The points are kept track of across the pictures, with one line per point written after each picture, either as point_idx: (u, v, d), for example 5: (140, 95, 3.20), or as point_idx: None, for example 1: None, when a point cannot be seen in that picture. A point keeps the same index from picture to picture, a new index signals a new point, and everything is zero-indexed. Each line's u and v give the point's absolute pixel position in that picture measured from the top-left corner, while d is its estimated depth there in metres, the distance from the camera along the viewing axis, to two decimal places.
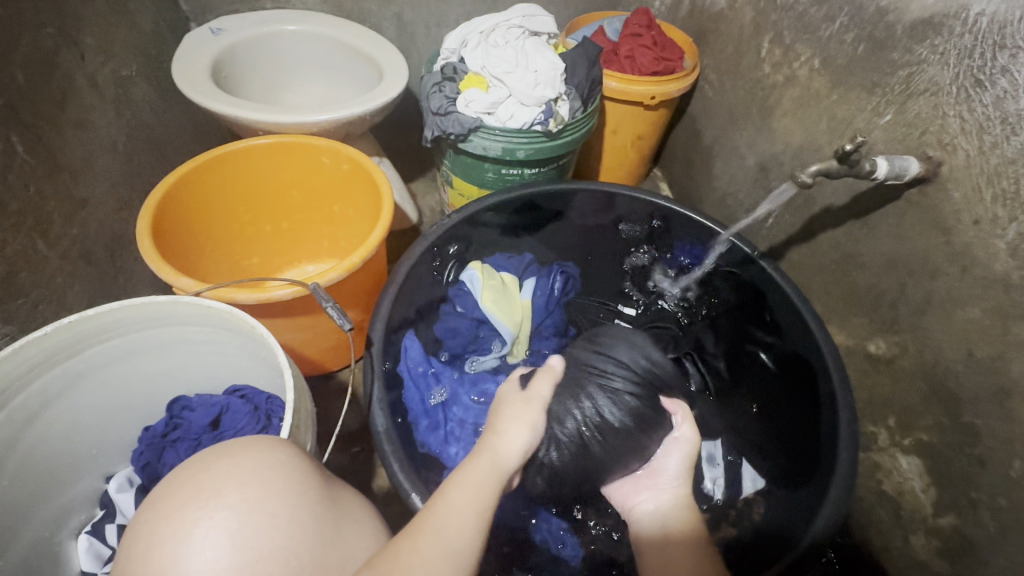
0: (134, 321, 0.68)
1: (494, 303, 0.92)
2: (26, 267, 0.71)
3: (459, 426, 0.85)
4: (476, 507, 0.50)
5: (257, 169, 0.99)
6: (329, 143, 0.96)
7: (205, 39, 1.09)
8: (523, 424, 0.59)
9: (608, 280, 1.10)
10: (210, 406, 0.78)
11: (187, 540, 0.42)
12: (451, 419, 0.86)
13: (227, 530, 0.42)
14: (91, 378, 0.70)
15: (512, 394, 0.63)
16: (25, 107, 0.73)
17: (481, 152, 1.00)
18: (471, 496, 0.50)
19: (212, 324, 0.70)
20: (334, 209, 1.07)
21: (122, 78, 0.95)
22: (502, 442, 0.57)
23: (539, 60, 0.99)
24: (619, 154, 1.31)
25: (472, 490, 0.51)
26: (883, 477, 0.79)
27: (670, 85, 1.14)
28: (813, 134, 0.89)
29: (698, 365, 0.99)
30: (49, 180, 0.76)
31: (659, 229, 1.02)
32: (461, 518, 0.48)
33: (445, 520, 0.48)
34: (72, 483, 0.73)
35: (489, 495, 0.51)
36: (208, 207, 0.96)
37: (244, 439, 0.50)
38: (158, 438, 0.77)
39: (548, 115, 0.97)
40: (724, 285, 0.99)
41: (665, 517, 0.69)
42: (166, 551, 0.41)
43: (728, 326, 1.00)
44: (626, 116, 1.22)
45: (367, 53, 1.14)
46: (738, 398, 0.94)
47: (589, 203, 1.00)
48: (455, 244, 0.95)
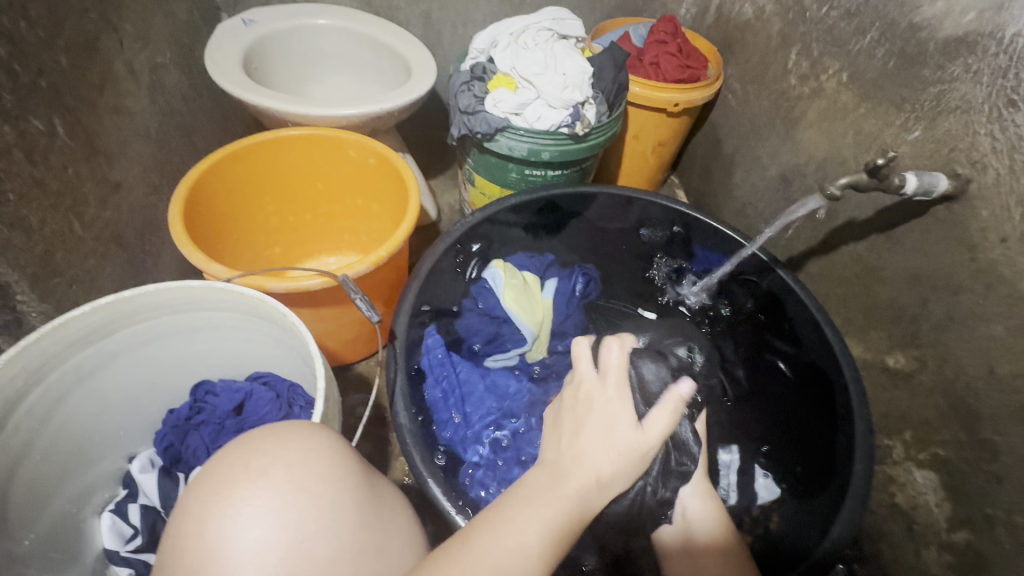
0: (168, 304, 0.69)
1: (515, 302, 0.93)
2: (62, 247, 0.72)
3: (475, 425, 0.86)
4: (544, 534, 0.47)
5: (286, 160, 1.00)
6: (357, 137, 0.97)
7: (238, 29, 1.11)
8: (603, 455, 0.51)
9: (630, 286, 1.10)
10: (234, 392, 0.79)
11: (236, 519, 0.43)
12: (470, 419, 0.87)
13: (274, 510, 0.43)
14: (122, 359, 0.71)
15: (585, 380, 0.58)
16: (67, 90, 0.75)
17: (506, 152, 1.01)
18: (540, 524, 0.47)
19: (243, 311, 0.71)
20: (357, 203, 1.09)
21: (157, 65, 0.96)
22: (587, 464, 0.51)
23: (567, 64, 1.00)
24: (639, 159, 1.32)
25: (538, 515, 0.48)
26: (896, 490, 0.79)
27: (694, 93, 1.15)
28: (838, 146, 0.90)
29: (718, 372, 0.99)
30: (86, 162, 0.77)
31: (680, 235, 1.02)
32: (524, 536, 0.47)
33: (500, 547, 0.46)
34: (97, 461, 0.74)
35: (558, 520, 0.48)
36: (236, 196, 0.97)
37: (286, 421, 0.51)
38: (183, 421, 0.79)
39: (575, 118, 0.98)
40: (743, 293, 0.99)
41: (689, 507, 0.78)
42: (216, 528, 0.43)
43: (747, 333, 1.00)
44: (649, 122, 1.22)
45: (396, 50, 1.16)
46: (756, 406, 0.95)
47: (608, 206, 1.01)
48: (477, 242, 0.96)
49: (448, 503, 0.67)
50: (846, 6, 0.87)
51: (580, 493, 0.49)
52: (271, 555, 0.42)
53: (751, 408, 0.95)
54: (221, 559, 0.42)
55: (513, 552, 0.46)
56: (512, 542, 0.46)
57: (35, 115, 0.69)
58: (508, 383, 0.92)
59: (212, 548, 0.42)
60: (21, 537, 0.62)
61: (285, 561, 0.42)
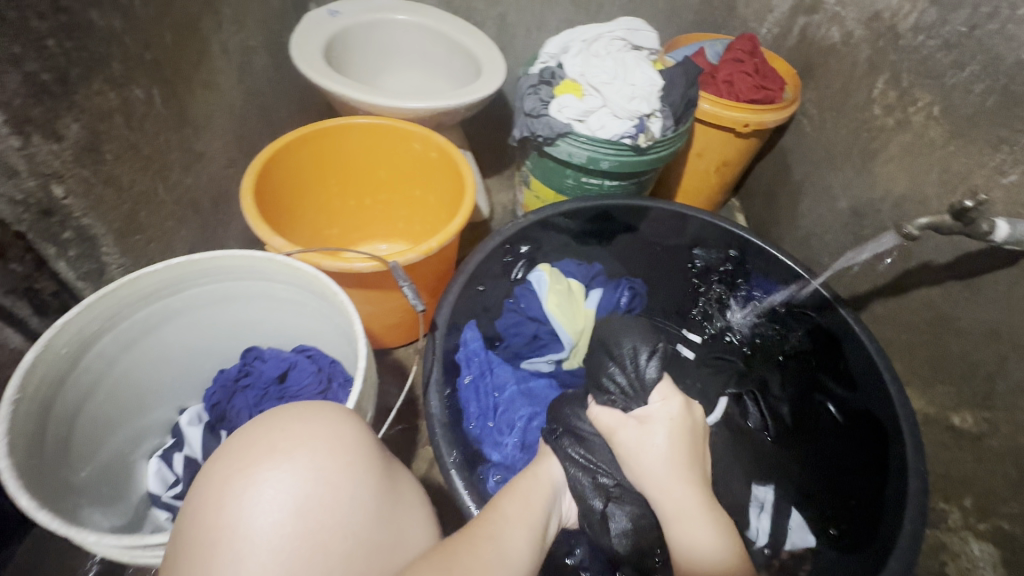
0: (231, 271, 0.73)
1: (558, 308, 0.89)
2: (146, 208, 0.78)
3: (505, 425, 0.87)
4: (528, 521, 0.56)
5: (353, 146, 1.04)
6: (422, 130, 1.01)
7: (323, 19, 1.16)
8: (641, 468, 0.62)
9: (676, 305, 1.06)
10: (281, 360, 0.83)
11: (252, 498, 0.44)
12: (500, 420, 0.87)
13: (292, 492, 0.45)
14: (185, 317, 0.76)
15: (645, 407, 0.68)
16: (168, 64, 0.81)
17: (566, 158, 1.01)
18: (524, 513, 0.57)
19: (297, 285, 0.75)
20: (415, 194, 1.12)
21: (248, 47, 1.03)
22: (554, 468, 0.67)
23: (637, 75, 1.00)
24: (700, 178, 1.29)
25: (524, 503, 0.58)
26: (947, 559, 0.73)
27: (767, 115, 1.10)
28: (921, 183, 0.85)
29: (761, 405, 0.93)
30: (175, 131, 0.83)
31: (735, 259, 0.99)
32: (517, 523, 0.55)
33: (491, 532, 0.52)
34: (152, 409, 0.80)
35: (539, 511, 0.59)
36: (303, 176, 1.02)
37: (311, 404, 0.53)
38: (232, 382, 0.83)
39: (639, 130, 0.96)
40: (796, 326, 0.95)
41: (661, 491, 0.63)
42: (231, 506, 0.44)
43: (796, 369, 0.95)
44: (715, 141, 1.19)
45: (468, 50, 1.19)
46: (799, 448, 0.89)
47: (664, 222, 0.99)
48: (526, 244, 0.96)
49: (470, 497, 0.68)
50: (945, 37, 0.81)
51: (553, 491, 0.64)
52: (283, 539, 0.43)
53: (793, 448, 0.89)
54: (237, 533, 0.43)
55: (513, 540, 0.52)
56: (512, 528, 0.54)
57: (138, 84, 0.75)
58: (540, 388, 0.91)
59: (229, 522, 0.44)
60: (80, 468, 0.67)
61: (299, 541, 0.43)
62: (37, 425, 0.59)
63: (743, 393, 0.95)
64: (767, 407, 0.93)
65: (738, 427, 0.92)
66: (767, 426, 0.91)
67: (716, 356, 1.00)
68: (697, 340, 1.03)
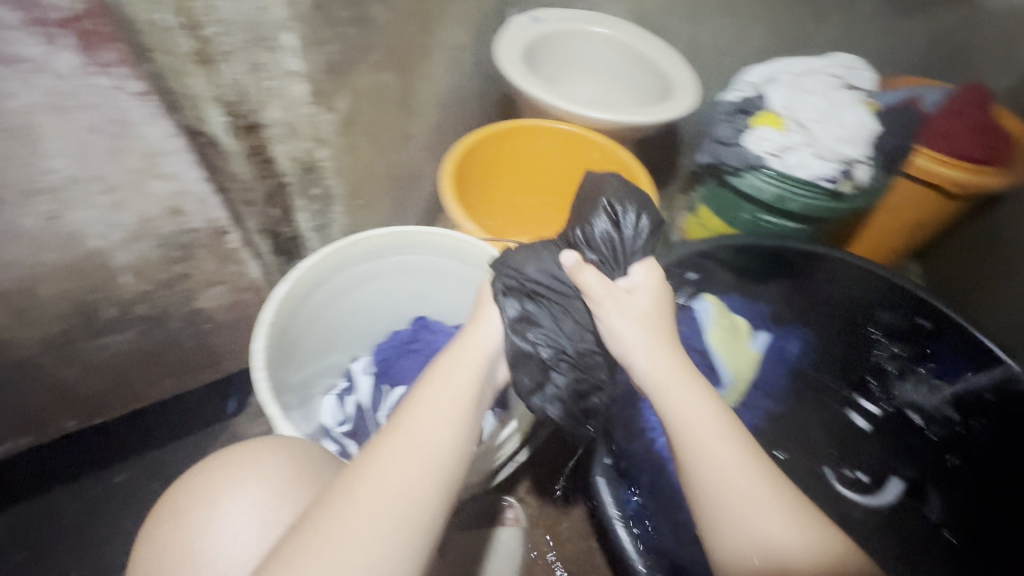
0: (432, 246, 0.81)
1: (722, 341, 0.88)
2: (367, 177, 0.89)
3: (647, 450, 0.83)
4: (444, 404, 0.53)
5: (537, 147, 1.10)
6: (608, 142, 1.04)
7: (526, 24, 1.23)
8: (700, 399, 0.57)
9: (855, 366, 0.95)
10: (448, 334, 0.91)
11: (216, 536, 0.51)
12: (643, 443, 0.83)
13: (240, 535, 0.51)
14: (382, 280, 0.85)
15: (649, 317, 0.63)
16: (407, 54, 0.91)
17: (751, 191, 0.98)
18: (441, 396, 0.54)
19: (484, 271, 0.82)
20: (580, 201, 1.15)
21: (460, 43, 1.12)
22: (479, 336, 0.63)
23: (849, 117, 0.94)
24: (884, 233, 1.18)
25: (449, 389, 0.55)
26: None
27: (988, 178, 1.00)
28: None
29: (943, 501, 0.85)
30: (399, 113, 0.94)
31: (923, 330, 0.86)
32: (435, 415, 0.52)
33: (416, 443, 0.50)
34: (337, 352, 0.90)
35: (464, 391, 0.56)
36: (488, 168, 1.09)
37: (229, 447, 0.59)
38: (401, 345, 0.92)
39: (841, 175, 0.91)
40: (991, 418, 0.81)
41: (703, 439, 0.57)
42: (187, 546, 0.51)
43: (989, 465, 0.82)
44: (915, 198, 1.08)
45: (659, 68, 1.19)
46: (989, 557, 0.80)
47: (844, 276, 0.88)
48: (695, 271, 0.93)
49: (616, 510, 0.69)
50: None
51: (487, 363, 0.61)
52: (250, 556, 0.50)
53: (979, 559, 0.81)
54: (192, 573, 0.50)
55: (439, 438, 0.50)
56: (433, 423, 0.51)
57: (386, 70, 0.85)
58: None
59: (186, 564, 0.50)
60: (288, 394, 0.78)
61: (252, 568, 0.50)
62: (277, 350, 0.71)
63: (926, 484, 0.88)
64: (949, 506, 0.85)
65: (911, 517, 0.86)
66: (947, 521, 0.85)
67: (893, 437, 0.91)
68: (875, 413, 0.93)
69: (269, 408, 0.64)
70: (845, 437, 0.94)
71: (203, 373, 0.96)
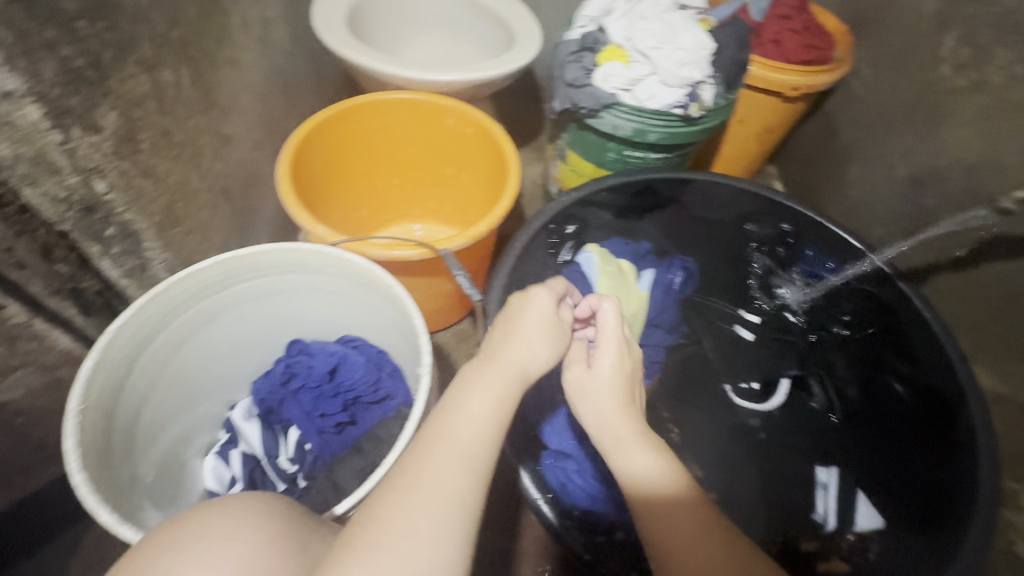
0: (277, 266, 0.70)
1: (610, 291, 0.86)
2: (183, 198, 0.76)
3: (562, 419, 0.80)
4: (501, 403, 0.50)
5: (385, 123, 0.99)
6: (457, 104, 0.96)
7: None
8: (545, 337, 0.57)
9: (722, 280, 0.99)
10: (329, 355, 0.82)
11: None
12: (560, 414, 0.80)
13: None
14: (230, 313, 0.74)
15: (553, 327, 0.58)
16: (194, 42, 0.76)
17: (610, 130, 0.96)
18: (490, 401, 0.50)
19: (345, 277, 0.72)
20: (447, 171, 1.08)
21: (267, 19, 0.97)
22: (517, 348, 0.55)
23: (687, 38, 0.93)
24: (741, 145, 1.26)
25: (480, 393, 0.50)
26: (1012, 535, 0.73)
27: (817, 78, 1.08)
28: (997, 151, 0.81)
29: (826, 387, 0.90)
30: (205, 115, 0.80)
31: (788, 234, 0.92)
32: (479, 412, 0.49)
33: (467, 411, 0.49)
34: (203, 402, 0.79)
35: (503, 397, 0.51)
36: (335, 158, 0.97)
37: (247, 513, 0.42)
38: (279, 386, 0.81)
39: (690, 99, 0.91)
40: (854, 302, 0.89)
41: (603, 392, 0.58)
42: None
43: (858, 348, 0.89)
44: (760, 106, 1.16)
45: (498, 14, 1.11)
46: (871, 442, 0.83)
47: (705, 196, 0.92)
48: (572, 224, 0.92)
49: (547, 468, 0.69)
50: None
51: (521, 371, 0.53)
52: None
53: (861, 433, 0.85)
54: None
55: (465, 429, 0.47)
56: (457, 426, 0.48)
57: (166, 66, 0.70)
58: None
59: None
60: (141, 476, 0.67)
61: None
62: (100, 441, 0.59)
63: (807, 374, 0.92)
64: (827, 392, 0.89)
65: (801, 408, 0.90)
66: (833, 409, 0.89)
67: (777, 340, 0.95)
68: (757, 322, 0.96)
69: (99, 515, 0.52)
70: (731, 351, 0.95)
71: (48, 469, 0.80)
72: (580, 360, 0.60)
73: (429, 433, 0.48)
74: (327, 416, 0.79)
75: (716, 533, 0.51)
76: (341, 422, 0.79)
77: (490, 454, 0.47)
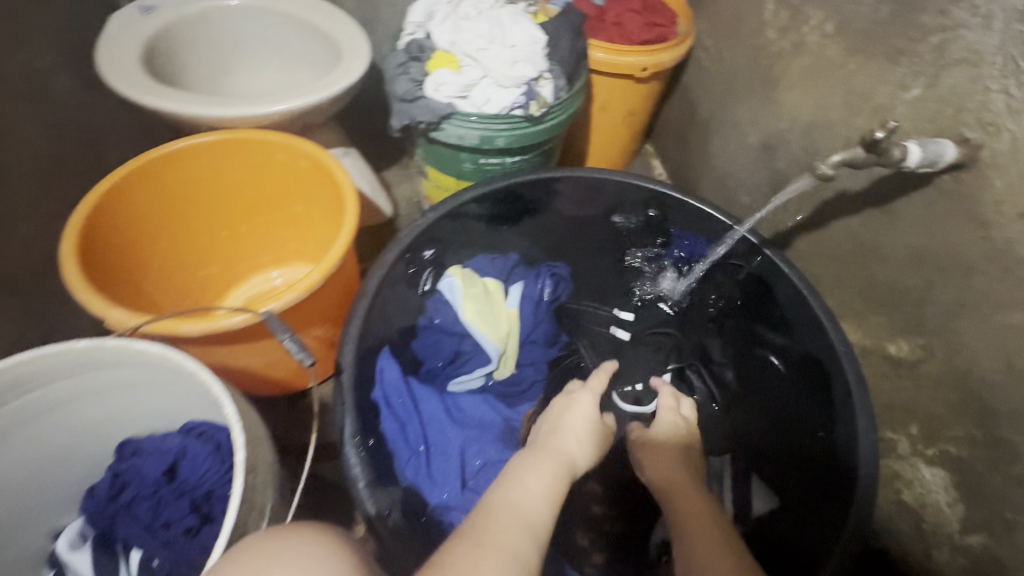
0: (56, 372, 0.60)
1: (476, 315, 0.81)
2: None
3: (442, 469, 0.73)
4: (553, 488, 0.56)
5: (203, 168, 0.88)
6: (284, 137, 0.86)
7: (133, 19, 0.96)
8: (584, 421, 0.69)
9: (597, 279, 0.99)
10: (163, 453, 0.70)
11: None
12: (441, 463, 0.74)
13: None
14: (18, 434, 0.63)
15: (559, 412, 0.72)
16: None
17: (457, 141, 0.89)
18: (548, 482, 0.57)
19: (145, 365, 0.62)
20: (296, 210, 0.97)
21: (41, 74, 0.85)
22: (567, 439, 0.66)
23: (516, 34, 0.88)
24: (609, 132, 1.24)
25: (539, 470, 0.58)
26: (902, 486, 0.72)
27: (664, 55, 1.06)
28: (826, 107, 0.80)
29: (703, 375, 0.91)
30: None
31: (656, 220, 0.91)
32: (542, 488, 0.56)
33: (530, 487, 0.55)
34: (13, 540, 0.68)
35: (557, 477, 0.59)
36: (149, 218, 0.86)
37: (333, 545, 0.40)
38: (110, 501, 0.70)
39: (529, 98, 0.86)
40: (727, 280, 0.89)
41: (654, 460, 0.72)
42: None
43: (735, 326, 0.89)
44: (615, 91, 1.13)
45: (321, 29, 1.01)
46: (757, 417, 0.84)
47: (574, 191, 0.88)
48: (431, 248, 0.85)
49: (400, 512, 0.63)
50: None
51: (565, 457, 0.62)
52: None
53: (745, 414, 0.86)
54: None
55: (520, 498, 0.53)
56: (522, 493, 0.54)
57: None
58: (475, 407, 0.79)
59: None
60: None
61: None
62: None
63: (684, 366, 0.92)
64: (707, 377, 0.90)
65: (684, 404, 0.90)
66: (714, 396, 0.89)
67: (652, 332, 0.94)
68: (629, 319, 0.94)
69: None
70: (610, 355, 0.93)
71: None
72: (592, 442, 0.68)
73: (492, 498, 0.54)
74: (171, 526, 0.67)
75: (728, 544, 0.59)
76: (188, 529, 0.67)
77: (548, 520, 0.52)
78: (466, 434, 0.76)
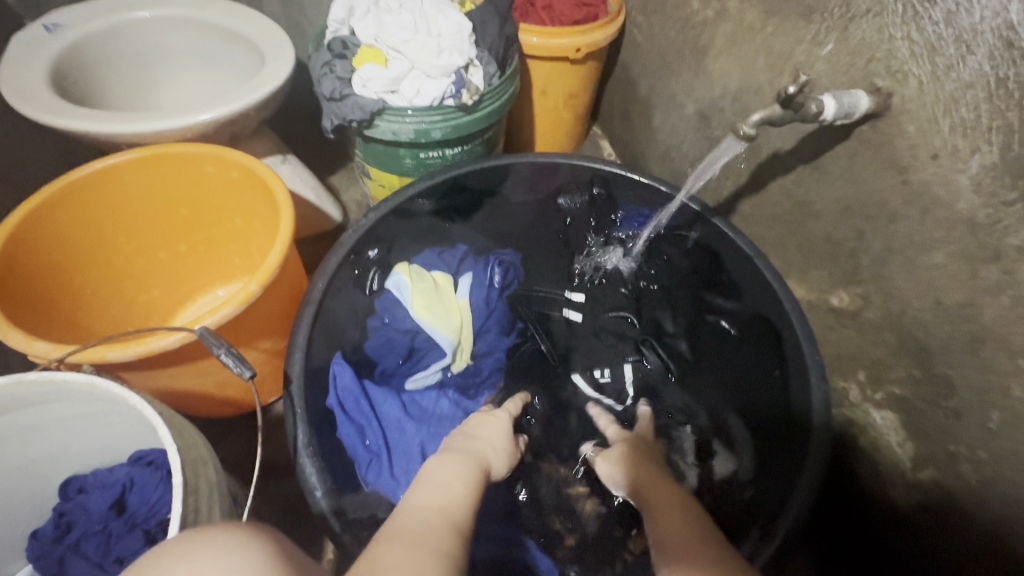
0: None
1: (426, 309, 0.81)
2: None
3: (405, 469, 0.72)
4: (470, 487, 0.57)
5: (130, 189, 0.84)
6: (208, 148, 0.81)
7: (39, 39, 0.91)
8: (500, 434, 0.71)
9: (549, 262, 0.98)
10: (109, 488, 0.67)
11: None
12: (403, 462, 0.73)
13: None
14: None
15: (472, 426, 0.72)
16: None
17: (392, 138, 0.88)
18: (463, 481, 0.58)
19: (76, 397, 0.59)
20: (237, 223, 0.93)
21: None
22: (482, 449, 0.67)
23: (442, 23, 0.87)
24: (553, 116, 1.23)
25: (451, 469, 0.59)
26: (858, 432, 0.74)
27: (597, 33, 1.05)
28: (752, 72, 0.81)
29: (659, 351, 0.88)
30: None
31: (600, 197, 0.91)
32: (454, 484, 0.57)
33: (445, 483, 0.56)
34: None
35: (472, 478, 0.59)
36: (76, 245, 0.82)
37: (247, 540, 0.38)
38: (56, 544, 0.66)
39: (459, 86, 0.85)
40: (676, 250, 0.90)
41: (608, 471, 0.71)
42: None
43: (683, 297, 0.90)
44: (552, 74, 1.13)
45: (241, 34, 0.97)
46: (712, 383, 0.85)
47: (529, 176, 0.90)
48: (375, 247, 0.83)
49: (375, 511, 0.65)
50: None
51: (478, 462, 0.63)
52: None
53: (699, 381, 0.86)
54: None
55: (440, 495, 0.54)
56: (438, 491, 0.55)
57: None
58: (436, 403, 0.79)
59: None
60: None
61: None
62: None
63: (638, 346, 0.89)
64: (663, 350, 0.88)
65: (642, 382, 0.87)
66: (670, 366, 0.87)
67: (605, 316, 0.92)
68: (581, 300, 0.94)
69: None
70: (564, 337, 0.91)
71: None
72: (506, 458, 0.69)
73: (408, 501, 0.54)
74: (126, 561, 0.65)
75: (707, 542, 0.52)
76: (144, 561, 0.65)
77: (466, 511, 0.53)
78: (427, 430, 0.75)
